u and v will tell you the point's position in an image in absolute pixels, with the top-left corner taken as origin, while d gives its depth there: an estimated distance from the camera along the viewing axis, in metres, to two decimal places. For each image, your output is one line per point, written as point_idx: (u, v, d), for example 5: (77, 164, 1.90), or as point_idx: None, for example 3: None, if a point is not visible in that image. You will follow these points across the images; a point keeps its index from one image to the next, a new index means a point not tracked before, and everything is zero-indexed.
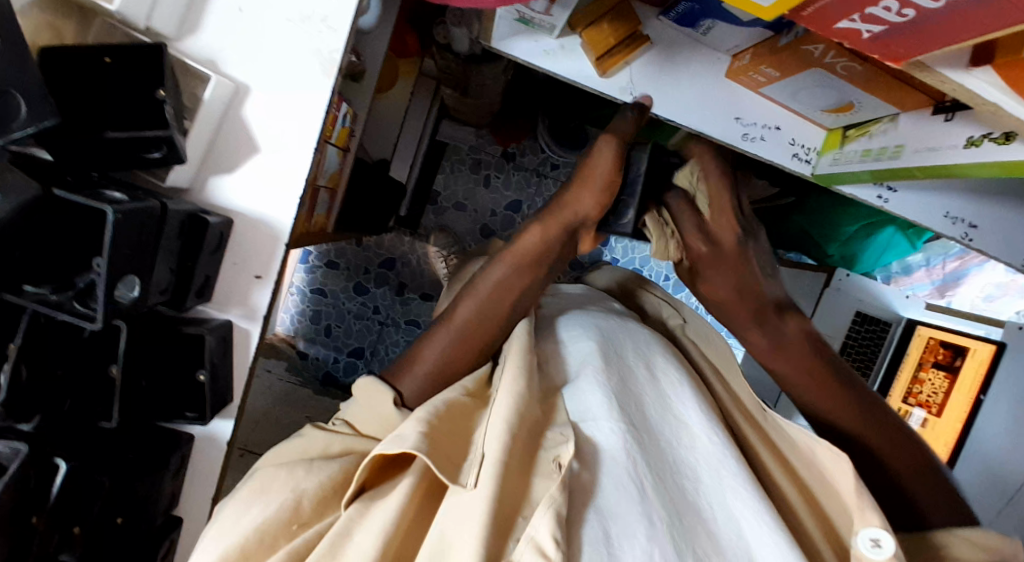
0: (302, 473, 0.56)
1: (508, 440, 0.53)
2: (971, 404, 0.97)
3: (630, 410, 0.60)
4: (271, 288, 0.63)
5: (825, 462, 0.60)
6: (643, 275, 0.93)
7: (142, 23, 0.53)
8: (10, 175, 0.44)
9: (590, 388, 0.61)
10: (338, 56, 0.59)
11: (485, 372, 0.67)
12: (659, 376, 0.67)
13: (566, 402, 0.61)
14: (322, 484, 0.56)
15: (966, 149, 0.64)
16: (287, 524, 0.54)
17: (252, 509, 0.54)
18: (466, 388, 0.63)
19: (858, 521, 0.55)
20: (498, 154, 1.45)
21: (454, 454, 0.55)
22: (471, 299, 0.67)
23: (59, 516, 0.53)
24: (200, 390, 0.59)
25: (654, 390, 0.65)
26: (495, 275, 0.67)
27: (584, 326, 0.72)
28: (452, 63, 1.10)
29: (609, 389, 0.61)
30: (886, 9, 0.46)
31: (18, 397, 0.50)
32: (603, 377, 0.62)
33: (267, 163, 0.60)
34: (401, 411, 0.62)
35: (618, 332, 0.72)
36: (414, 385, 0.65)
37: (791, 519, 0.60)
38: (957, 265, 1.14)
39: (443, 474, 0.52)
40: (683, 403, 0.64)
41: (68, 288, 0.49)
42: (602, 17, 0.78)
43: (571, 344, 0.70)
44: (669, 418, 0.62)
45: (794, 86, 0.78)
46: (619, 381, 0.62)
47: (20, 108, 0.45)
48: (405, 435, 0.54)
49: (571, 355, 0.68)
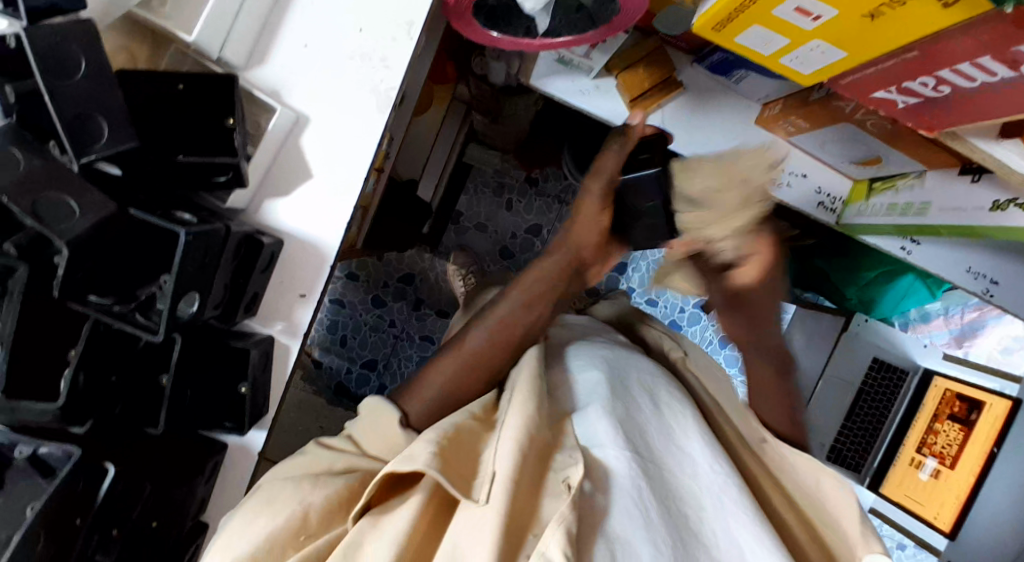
0: (307, 489, 0.59)
1: (518, 457, 0.57)
2: (984, 457, 1.01)
3: (635, 436, 0.63)
4: (314, 307, 0.65)
5: (819, 485, 0.66)
6: (644, 311, 0.96)
7: (215, 53, 0.56)
8: (89, 193, 0.47)
9: (598, 417, 0.64)
10: (393, 93, 0.62)
11: (491, 400, 0.71)
12: (663, 408, 0.70)
13: (575, 429, 0.65)
14: (328, 499, 0.59)
15: (992, 212, 0.67)
16: (295, 534, 0.57)
17: (261, 518, 0.57)
18: (472, 413, 0.66)
19: (862, 547, 0.62)
20: (522, 178, 1.50)
21: (461, 467, 0.58)
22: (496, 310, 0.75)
23: (102, 518, 0.55)
24: (240, 402, 0.61)
25: (658, 420, 0.68)
26: (505, 306, 0.74)
27: (591, 357, 0.75)
28: (486, 93, 1.15)
29: (616, 416, 0.64)
30: (923, 84, 0.48)
31: (75, 403, 0.51)
32: (610, 406, 0.65)
33: (319, 188, 0.63)
34: (408, 433, 0.66)
35: (625, 364, 0.75)
36: (421, 407, 0.69)
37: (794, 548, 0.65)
38: (975, 315, 1.18)
39: (455, 488, 0.55)
40: (686, 433, 0.67)
41: (130, 299, 0.52)
42: (639, 63, 0.83)
43: (578, 372, 0.73)
44: (671, 446, 0.65)
45: (822, 137, 0.81)
46: (624, 408, 0.66)
47: (102, 131, 0.48)
48: (416, 455, 0.57)
49: (580, 383, 0.71)
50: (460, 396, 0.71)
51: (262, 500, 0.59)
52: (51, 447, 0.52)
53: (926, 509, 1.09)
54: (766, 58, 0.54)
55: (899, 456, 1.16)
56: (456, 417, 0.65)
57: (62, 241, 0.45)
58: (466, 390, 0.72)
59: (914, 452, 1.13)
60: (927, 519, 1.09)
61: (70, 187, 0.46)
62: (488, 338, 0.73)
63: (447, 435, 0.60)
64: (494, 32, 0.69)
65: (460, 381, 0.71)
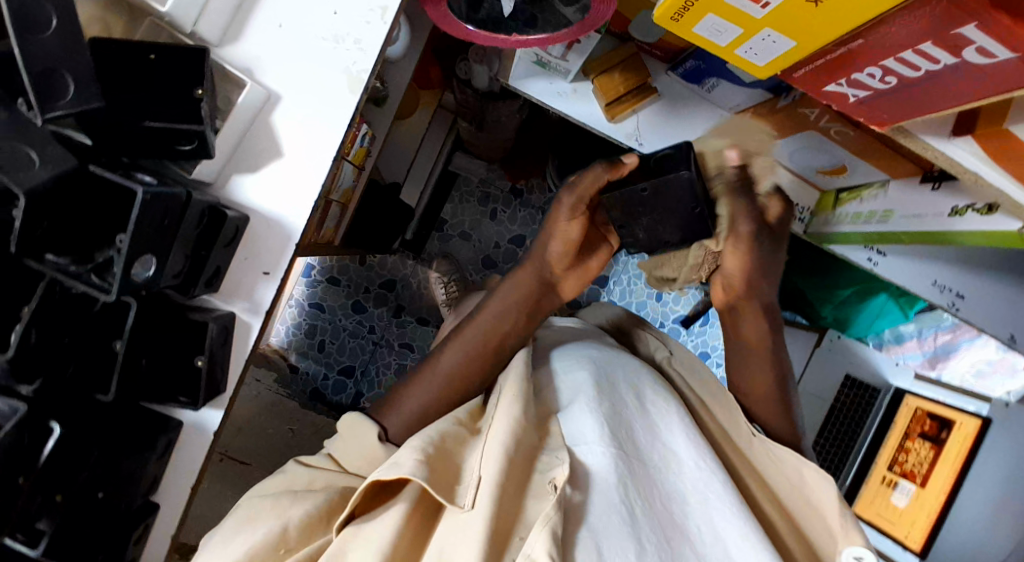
0: (288, 503, 0.59)
1: (505, 463, 0.57)
2: (955, 475, 1.02)
3: (621, 433, 0.63)
4: (277, 285, 0.66)
5: (809, 481, 0.67)
6: (638, 317, 0.95)
7: (189, 27, 0.57)
8: (50, 146, 0.48)
9: (585, 414, 0.64)
10: (365, 76, 0.63)
11: (478, 405, 0.71)
12: (648, 402, 0.70)
13: (562, 426, 0.65)
14: (309, 512, 0.59)
15: (950, 217, 0.67)
16: (276, 548, 0.57)
17: (240, 536, 0.58)
18: (457, 419, 0.66)
19: (845, 538, 0.64)
20: (507, 189, 1.51)
21: (445, 471, 0.58)
22: (478, 320, 0.75)
23: (46, 480, 0.54)
24: (196, 375, 0.61)
25: (644, 416, 0.68)
26: (493, 312, 0.75)
27: (578, 358, 0.75)
28: (471, 99, 1.17)
29: (602, 413, 0.64)
30: (870, 75, 0.49)
31: (25, 358, 0.51)
32: (595, 404, 0.65)
33: (288, 166, 0.63)
34: (387, 446, 0.66)
35: (612, 362, 0.75)
36: (400, 425, 0.69)
37: (776, 538, 0.65)
38: (948, 339, 1.09)
39: (442, 494, 0.56)
40: (670, 429, 0.67)
41: (86, 262, 0.52)
42: (613, 68, 0.85)
43: (565, 372, 0.73)
44: (657, 442, 0.65)
45: (790, 145, 0.84)
46: (610, 405, 0.66)
47: (68, 89, 0.48)
48: (402, 462, 0.57)
49: (563, 384, 0.71)
50: (440, 397, 0.72)
51: (245, 516, 0.60)
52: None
53: (896, 528, 1.09)
54: (722, 48, 0.56)
55: (870, 475, 1.16)
56: (440, 423, 0.64)
57: (19, 191, 0.46)
58: (443, 386, 0.72)
59: (886, 471, 1.13)
60: (896, 537, 1.08)
61: (30, 138, 0.47)
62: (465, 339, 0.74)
63: (434, 442, 0.60)
64: (468, 25, 0.71)
65: (437, 376, 0.72)
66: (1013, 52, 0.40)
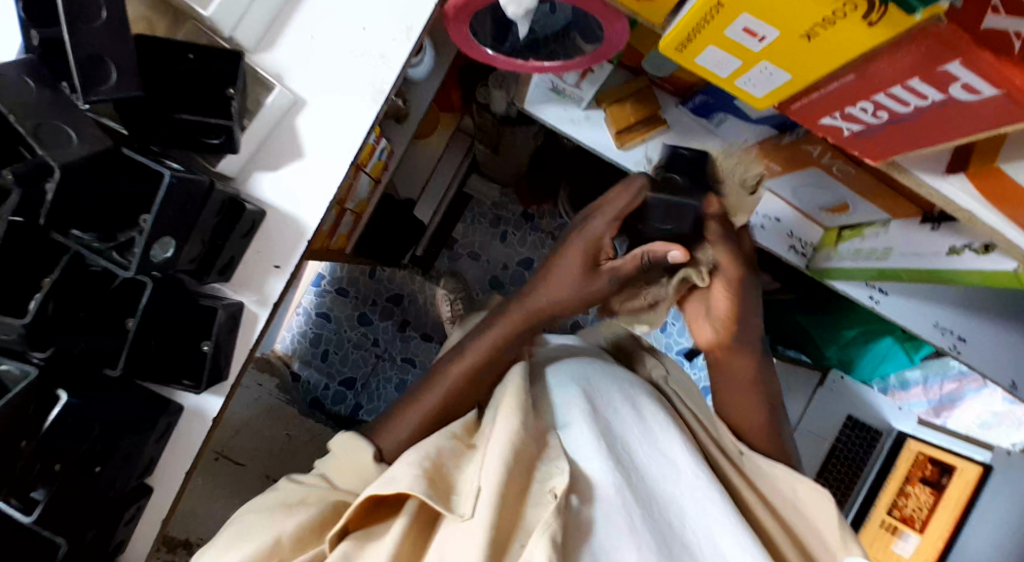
0: (282, 518, 0.60)
1: (504, 473, 0.58)
2: (956, 519, 1.02)
3: (619, 448, 0.65)
4: (286, 279, 0.68)
5: (804, 495, 0.67)
6: (640, 338, 0.91)
7: (228, 32, 0.61)
8: (88, 129, 0.52)
9: (583, 428, 0.65)
10: (387, 88, 0.66)
11: (474, 419, 0.71)
12: (645, 416, 0.70)
13: (561, 440, 0.65)
14: (299, 526, 0.60)
15: (948, 256, 0.69)
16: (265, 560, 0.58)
17: (234, 549, 0.58)
18: (453, 433, 0.67)
19: (844, 550, 0.66)
20: (519, 213, 1.54)
21: (443, 484, 0.60)
22: (470, 355, 0.73)
23: (49, 447, 0.56)
24: (201, 358, 0.64)
25: (641, 430, 0.68)
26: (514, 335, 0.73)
27: (574, 373, 0.75)
28: (488, 122, 1.21)
29: (600, 429, 0.65)
30: (864, 110, 0.52)
31: (40, 328, 0.54)
32: (592, 420, 0.66)
33: (308, 167, 0.66)
34: (381, 466, 0.66)
35: (607, 378, 0.75)
36: (399, 439, 0.69)
37: (774, 547, 0.67)
38: (953, 387, 1.16)
39: (439, 502, 0.57)
40: (668, 440, 0.68)
41: (110, 240, 0.55)
42: (627, 98, 0.88)
43: (557, 388, 0.73)
44: (654, 454, 0.66)
45: (794, 181, 0.86)
46: (608, 421, 0.67)
47: (110, 75, 0.51)
48: (397, 478, 0.58)
49: (559, 398, 0.71)
50: (449, 413, 0.72)
51: (258, 518, 0.61)
52: (10, 365, 0.55)
53: None
54: (724, 78, 0.59)
55: (870, 517, 1.15)
56: (436, 438, 0.65)
57: (55, 164, 0.49)
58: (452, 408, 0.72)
59: (885, 515, 1.12)
60: None
61: (69, 119, 0.50)
62: (475, 350, 0.73)
63: (430, 458, 0.61)
64: (488, 48, 0.72)
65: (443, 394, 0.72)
66: (998, 90, 0.42)
